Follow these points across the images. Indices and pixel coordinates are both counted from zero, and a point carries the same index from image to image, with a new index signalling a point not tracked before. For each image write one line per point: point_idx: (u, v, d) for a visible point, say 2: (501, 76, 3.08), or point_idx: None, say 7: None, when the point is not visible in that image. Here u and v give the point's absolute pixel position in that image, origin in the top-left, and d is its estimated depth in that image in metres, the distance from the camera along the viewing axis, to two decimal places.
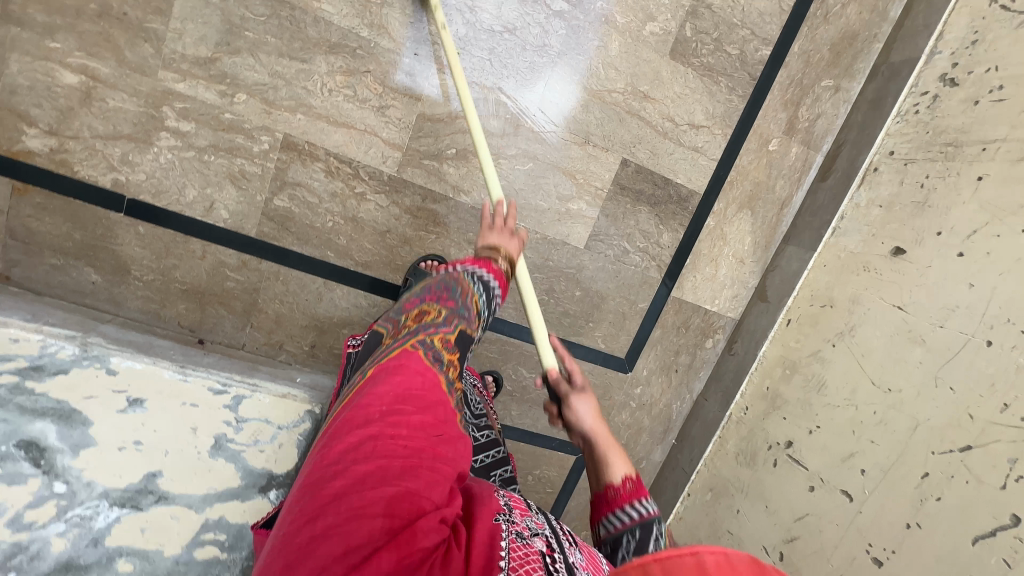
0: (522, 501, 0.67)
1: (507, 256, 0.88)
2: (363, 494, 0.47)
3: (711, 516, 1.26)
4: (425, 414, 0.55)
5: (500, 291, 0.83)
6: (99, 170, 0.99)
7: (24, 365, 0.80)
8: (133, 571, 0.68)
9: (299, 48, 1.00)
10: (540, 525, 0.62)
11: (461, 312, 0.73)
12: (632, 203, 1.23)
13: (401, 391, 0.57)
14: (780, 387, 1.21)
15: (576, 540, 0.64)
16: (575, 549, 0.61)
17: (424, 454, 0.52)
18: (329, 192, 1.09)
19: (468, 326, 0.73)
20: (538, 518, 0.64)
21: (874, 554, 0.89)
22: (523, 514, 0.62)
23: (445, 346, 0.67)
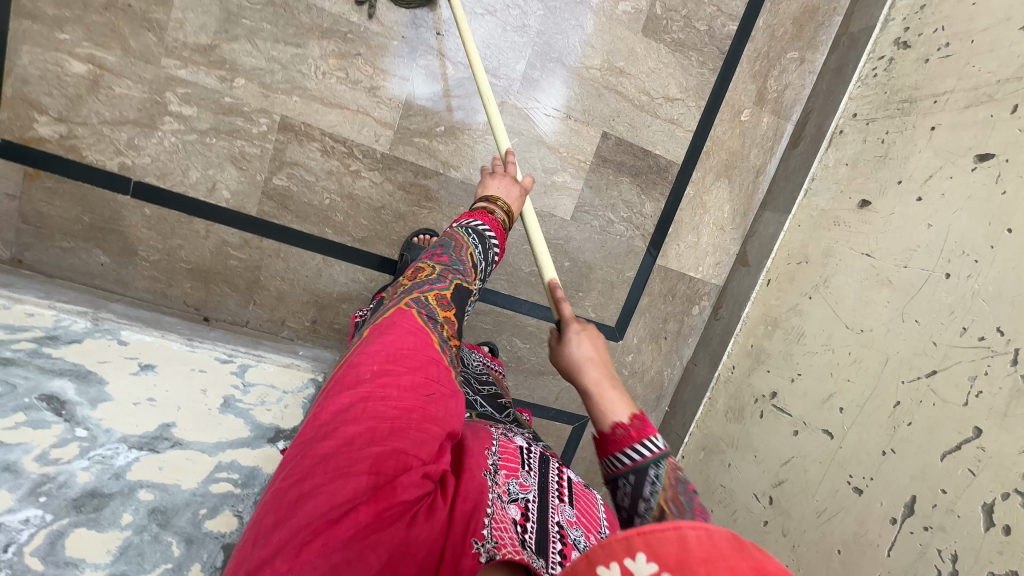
0: (516, 454, 0.61)
1: (505, 208, 0.86)
2: (350, 454, 0.44)
3: (705, 474, 1.30)
4: (415, 375, 0.52)
5: (497, 237, 0.81)
6: (107, 155, 1.05)
7: (41, 334, 0.86)
8: (155, 501, 0.70)
9: (294, 34, 1.07)
10: (524, 489, 0.57)
11: (455, 266, 0.70)
12: (614, 174, 1.30)
13: (393, 351, 0.53)
14: (763, 343, 1.26)
15: (567, 497, 0.60)
16: (566, 503, 0.59)
17: (414, 415, 0.49)
18: (326, 171, 1.15)
19: (464, 279, 0.70)
20: (527, 478, 0.59)
21: (855, 484, 0.94)
22: (509, 475, 0.57)
23: (440, 303, 0.64)
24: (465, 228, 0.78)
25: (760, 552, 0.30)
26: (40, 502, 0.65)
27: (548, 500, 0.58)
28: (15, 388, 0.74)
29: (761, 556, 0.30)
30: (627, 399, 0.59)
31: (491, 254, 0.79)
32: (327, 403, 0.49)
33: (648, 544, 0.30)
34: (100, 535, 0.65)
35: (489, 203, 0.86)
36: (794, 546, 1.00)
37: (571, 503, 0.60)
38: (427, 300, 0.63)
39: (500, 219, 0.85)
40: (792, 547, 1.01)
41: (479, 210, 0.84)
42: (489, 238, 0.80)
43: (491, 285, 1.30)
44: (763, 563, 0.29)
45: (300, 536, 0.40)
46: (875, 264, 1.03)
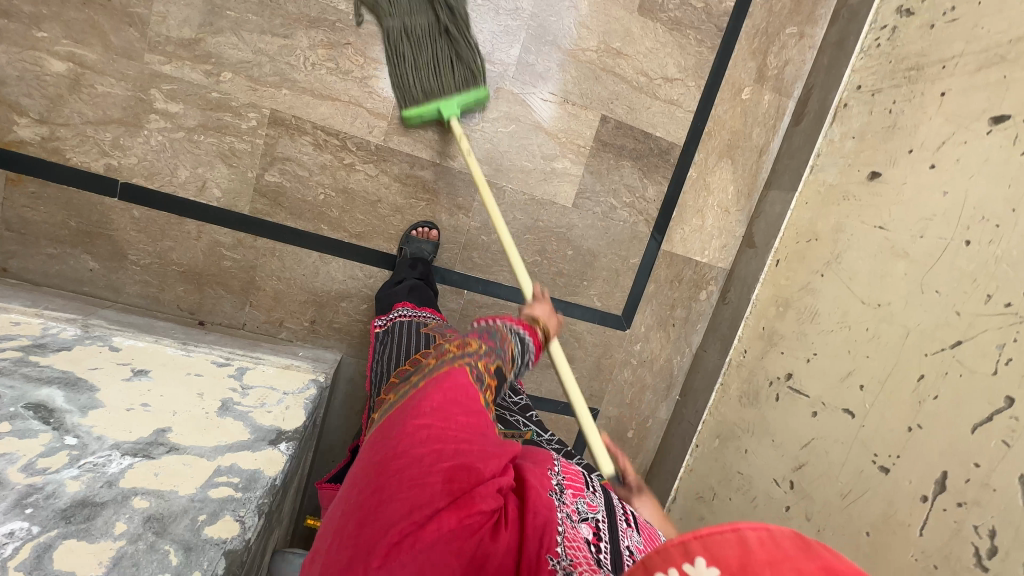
0: (578, 476, 0.60)
1: (544, 328, 0.73)
2: (423, 462, 0.45)
3: (721, 462, 1.28)
4: (474, 405, 0.53)
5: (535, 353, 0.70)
6: (91, 156, 1.02)
7: (27, 343, 0.86)
8: (150, 508, 0.62)
9: (280, 25, 1.03)
10: (593, 509, 0.56)
11: (501, 350, 0.64)
12: (615, 159, 1.27)
13: (453, 383, 0.54)
14: (775, 325, 1.23)
15: (636, 524, 0.58)
16: (634, 531, 0.57)
17: (476, 433, 0.50)
18: (319, 165, 1.12)
19: (504, 366, 0.63)
20: (593, 500, 0.57)
21: (880, 463, 0.90)
22: (577, 494, 0.56)
23: (487, 375, 0.60)
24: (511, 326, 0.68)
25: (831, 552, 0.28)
26: (25, 514, 0.57)
27: (616, 523, 0.55)
28: (0, 399, 0.72)
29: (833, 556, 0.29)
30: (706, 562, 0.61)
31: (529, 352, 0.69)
32: (394, 421, 0.50)
33: (705, 548, 0.30)
34: (91, 547, 0.56)
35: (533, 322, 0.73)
36: (820, 530, 0.97)
37: (640, 531, 0.57)
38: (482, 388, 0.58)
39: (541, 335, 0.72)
40: (818, 531, 0.98)
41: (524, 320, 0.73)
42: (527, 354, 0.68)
43: (492, 276, 1.27)
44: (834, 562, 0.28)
45: (386, 540, 0.40)
46: (890, 237, 1.00)
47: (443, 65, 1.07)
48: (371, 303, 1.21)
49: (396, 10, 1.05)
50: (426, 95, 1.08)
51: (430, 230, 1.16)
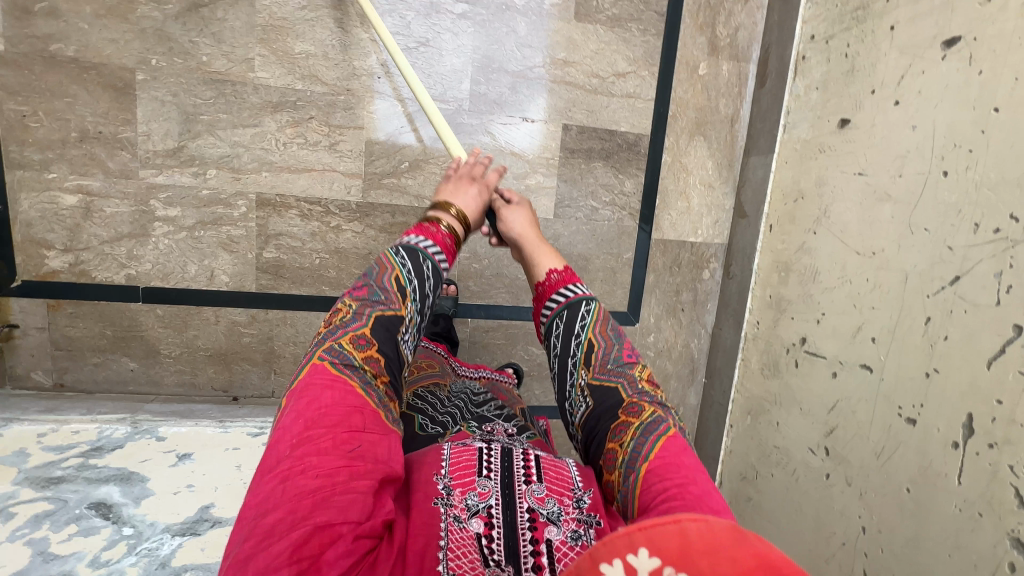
0: (471, 461, 0.62)
1: (458, 214, 0.89)
2: (275, 543, 0.46)
3: (756, 438, 1.25)
4: (334, 441, 0.54)
5: (446, 256, 0.83)
6: (113, 271, 1.13)
7: (87, 448, 0.97)
8: None
9: (248, 116, 1.13)
10: (484, 496, 0.58)
11: (375, 298, 0.72)
12: (586, 162, 1.29)
13: (310, 424, 0.55)
14: (780, 291, 1.20)
15: (534, 475, 0.60)
16: (535, 483, 0.59)
17: (337, 479, 0.52)
18: (309, 233, 1.20)
19: (386, 310, 0.71)
20: (486, 483, 0.59)
21: (906, 415, 0.87)
22: (465, 489, 0.58)
23: (356, 346, 0.66)
24: (394, 251, 0.78)
25: (754, 539, 0.32)
26: None
27: (512, 493, 0.58)
28: (67, 503, 0.81)
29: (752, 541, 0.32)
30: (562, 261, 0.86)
31: (427, 274, 0.78)
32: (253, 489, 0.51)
33: (649, 540, 0.31)
34: None
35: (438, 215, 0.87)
36: (862, 494, 0.94)
37: (539, 479, 0.60)
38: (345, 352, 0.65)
39: (450, 237, 0.86)
40: (860, 495, 0.95)
41: (428, 223, 0.86)
42: (438, 261, 0.81)
43: (492, 299, 1.31)
44: (763, 551, 0.31)
45: None
46: (870, 182, 0.97)
47: None
48: None
49: None
50: None
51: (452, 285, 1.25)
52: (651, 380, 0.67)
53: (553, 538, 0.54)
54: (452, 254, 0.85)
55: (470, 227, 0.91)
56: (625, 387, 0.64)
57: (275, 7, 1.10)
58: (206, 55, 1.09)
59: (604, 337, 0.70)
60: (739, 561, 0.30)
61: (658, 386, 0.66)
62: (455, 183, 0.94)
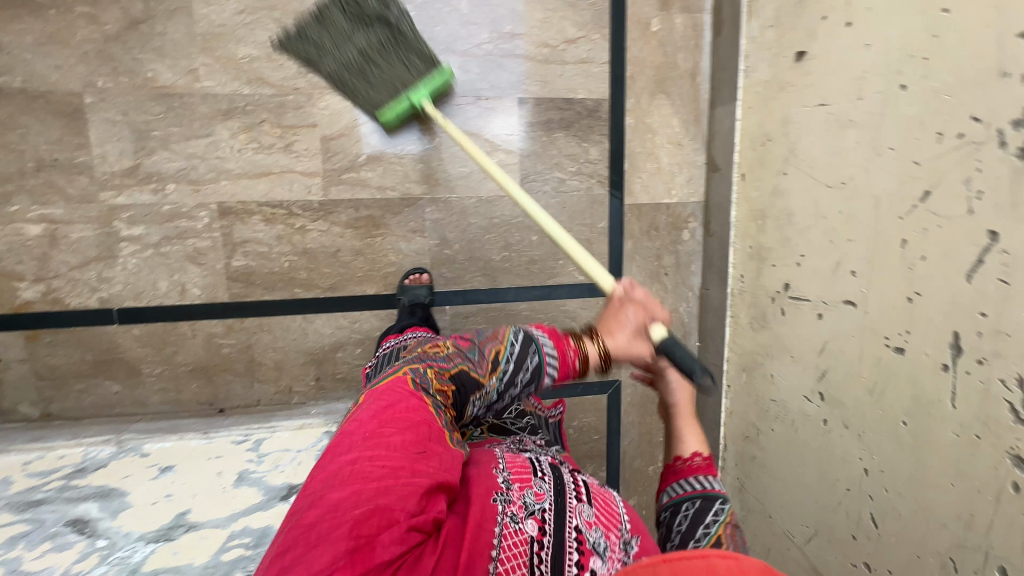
0: (525, 468, 0.73)
1: (603, 348, 0.80)
2: (338, 514, 0.54)
3: (753, 395, 1.21)
4: (403, 436, 0.63)
5: (559, 368, 0.78)
6: (85, 295, 1.14)
7: (71, 470, 0.98)
8: None
9: (200, 126, 1.13)
10: (539, 498, 0.67)
11: (469, 356, 0.78)
12: (547, 134, 1.27)
13: (385, 419, 0.65)
14: (759, 240, 1.16)
15: (585, 497, 0.70)
16: (586, 504, 0.69)
17: (402, 471, 0.60)
18: (275, 237, 1.19)
19: (473, 368, 0.77)
20: (540, 489, 0.69)
21: (894, 345, 0.82)
22: (523, 487, 0.68)
23: (438, 379, 0.75)
24: (512, 330, 0.80)
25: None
26: None
27: (564, 502, 0.68)
28: (44, 522, 0.81)
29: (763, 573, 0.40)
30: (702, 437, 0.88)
31: (528, 367, 0.77)
32: (323, 469, 0.60)
33: (672, 570, 0.39)
34: None
35: (585, 335, 0.81)
36: (861, 435, 0.90)
37: (591, 505, 0.70)
38: (430, 379, 0.74)
39: (584, 357, 0.79)
40: (859, 437, 0.90)
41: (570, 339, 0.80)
42: (545, 357, 0.77)
43: (468, 284, 1.29)
44: None
45: None
46: (832, 111, 0.93)
47: (369, 46, 1.11)
48: (364, 346, 1.26)
49: (340, 53, 1.10)
50: (346, 66, 1.11)
51: (422, 273, 1.23)
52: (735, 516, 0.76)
53: (597, 564, 0.61)
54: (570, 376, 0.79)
55: (610, 362, 0.81)
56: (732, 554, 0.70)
57: (213, 15, 1.10)
58: (150, 70, 1.09)
59: (732, 540, 0.72)
60: None
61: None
62: (621, 306, 0.83)
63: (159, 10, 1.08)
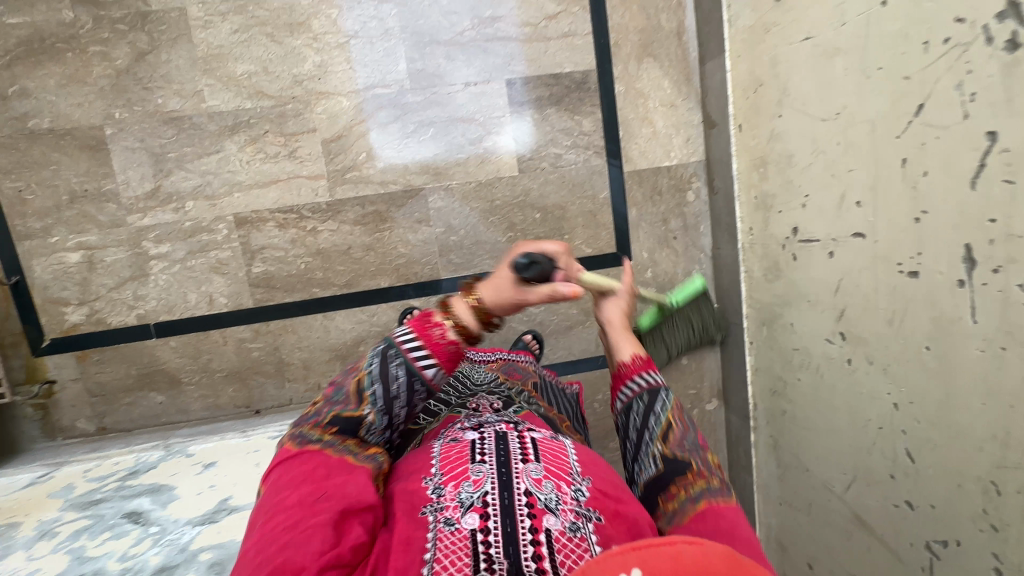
0: (464, 452, 0.63)
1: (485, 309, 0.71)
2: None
3: (776, 348, 1.19)
4: (301, 487, 0.59)
5: (433, 361, 0.67)
6: (124, 313, 1.23)
7: (125, 472, 1.05)
8: (212, 558, 0.76)
9: (210, 143, 1.20)
10: (478, 485, 0.57)
11: (335, 399, 0.67)
12: (538, 111, 1.28)
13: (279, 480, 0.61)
14: (763, 188, 1.14)
15: (532, 458, 0.62)
16: (534, 463, 0.61)
17: (304, 516, 0.55)
18: (289, 241, 1.25)
19: (343, 408, 0.67)
20: (479, 470, 0.59)
21: (907, 270, 0.80)
22: (458, 482, 0.59)
23: (314, 427, 0.66)
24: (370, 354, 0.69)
25: (747, 565, 0.37)
26: None
27: (508, 474, 0.58)
28: (103, 516, 0.88)
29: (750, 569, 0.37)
30: (637, 342, 0.82)
31: (398, 377, 0.66)
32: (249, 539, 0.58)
33: (642, 560, 0.35)
34: None
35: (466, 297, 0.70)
36: (886, 369, 0.87)
37: (538, 461, 0.61)
38: (313, 424, 0.66)
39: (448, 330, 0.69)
40: (885, 371, 0.87)
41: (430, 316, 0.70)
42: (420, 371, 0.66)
43: (477, 268, 1.31)
44: None
45: None
46: (817, 42, 0.91)
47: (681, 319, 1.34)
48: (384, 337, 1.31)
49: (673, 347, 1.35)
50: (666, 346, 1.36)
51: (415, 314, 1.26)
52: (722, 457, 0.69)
53: (552, 527, 0.53)
54: (450, 357, 0.68)
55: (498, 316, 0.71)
56: (699, 460, 0.66)
57: (211, 38, 1.17)
58: (160, 97, 1.17)
59: (682, 421, 0.72)
60: None
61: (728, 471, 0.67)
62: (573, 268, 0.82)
63: (163, 40, 1.16)
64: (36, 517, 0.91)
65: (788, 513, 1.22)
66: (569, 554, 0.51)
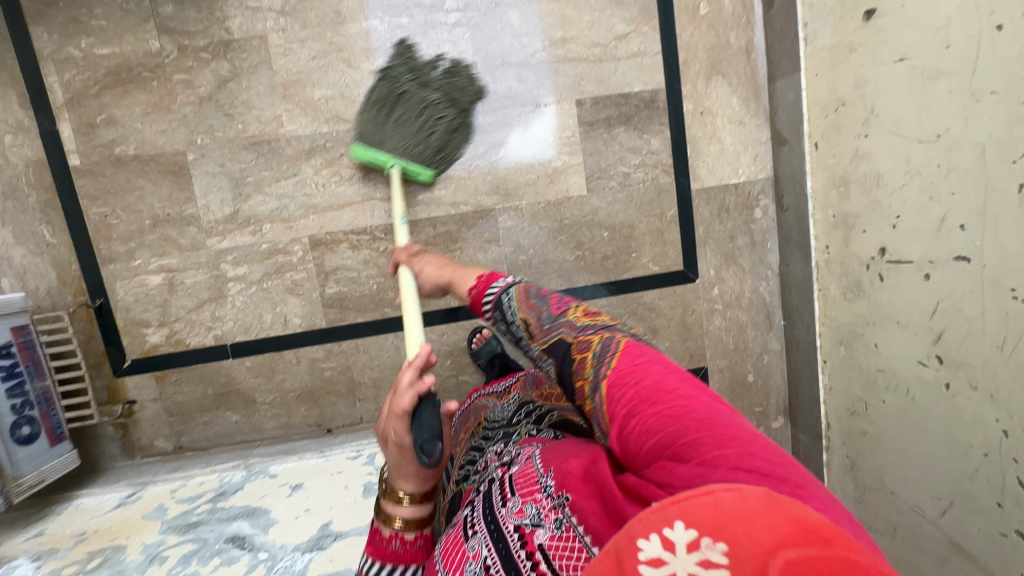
0: (458, 538, 0.67)
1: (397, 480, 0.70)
2: None
3: (855, 368, 1.17)
4: None
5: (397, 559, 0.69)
6: (202, 334, 1.25)
7: (213, 493, 1.07)
8: None
9: (287, 167, 1.22)
10: (477, 556, 0.61)
11: None
12: (607, 131, 1.29)
13: None
14: (843, 207, 1.13)
15: (508, 493, 0.65)
16: (511, 498, 0.64)
17: None
18: (362, 262, 1.26)
19: None
20: (472, 545, 0.63)
21: (1022, 296, 0.78)
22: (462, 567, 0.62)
23: None
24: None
25: (791, 505, 0.32)
26: None
27: (497, 526, 0.62)
28: (208, 540, 0.90)
29: (795, 508, 0.33)
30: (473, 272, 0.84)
31: None
32: None
33: (683, 512, 0.33)
34: None
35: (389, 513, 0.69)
36: (995, 396, 0.85)
37: (513, 493, 0.64)
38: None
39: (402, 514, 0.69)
40: (992, 397, 0.86)
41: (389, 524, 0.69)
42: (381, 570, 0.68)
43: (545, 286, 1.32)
44: (799, 514, 0.32)
45: None
46: (914, 64, 0.91)
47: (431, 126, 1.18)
48: (453, 356, 1.31)
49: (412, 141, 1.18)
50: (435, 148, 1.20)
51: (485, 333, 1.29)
52: (589, 311, 0.67)
53: (543, 540, 0.55)
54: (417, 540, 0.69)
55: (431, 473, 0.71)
56: (568, 333, 0.64)
57: (290, 64, 1.19)
58: (240, 123, 1.20)
59: (532, 308, 0.69)
60: (774, 525, 0.31)
61: (597, 313, 0.66)
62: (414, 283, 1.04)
63: (244, 67, 1.18)
64: (139, 540, 0.94)
65: None
66: (564, 556, 0.52)
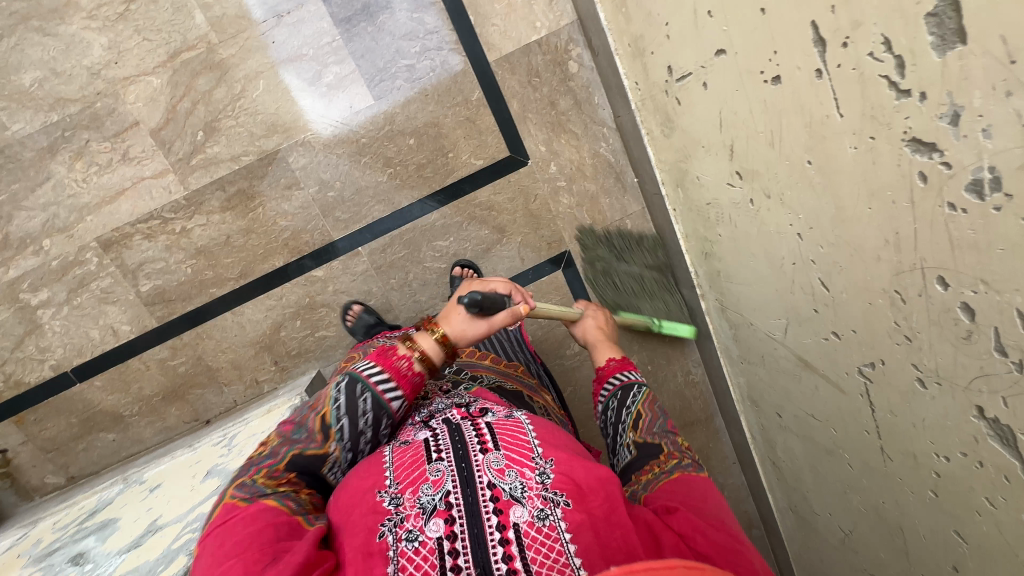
0: (419, 457, 0.64)
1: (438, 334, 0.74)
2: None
3: (694, 209, 1.08)
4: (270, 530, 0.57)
5: (401, 389, 0.69)
6: (38, 369, 1.20)
7: (84, 514, 1.07)
8: None
9: (36, 172, 1.10)
10: (438, 487, 0.59)
11: (294, 438, 0.67)
12: (370, 22, 1.12)
13: (248, 535, 0.56)
14: (632, 32, 0.98)
15: (490, 444, 0.64)
16: (495, 449, 0.63)
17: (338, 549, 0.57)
18: (164, 249, 1.17)
19: (307, 447, 0.67)
20: (437, 472, 0.61)
21: (769, 77, 0.67)
22: (416, 489, 0.60)
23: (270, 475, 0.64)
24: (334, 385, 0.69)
25: None
26: None
27: (469, 470, 0.60)
28: (53, 562, 0.90)
29: None
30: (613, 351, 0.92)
31: (364, 411, 0.67)
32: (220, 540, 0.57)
33: None
34: None
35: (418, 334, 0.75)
36: (783, 199, 0.76)
37: (497, 448, 0.63)
38: (261, 482, 0.63)
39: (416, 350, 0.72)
40: (782, 202, 0.76)
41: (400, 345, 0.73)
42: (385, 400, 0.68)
43: (367, 216, 1.21)
44: None
45: None
46: None
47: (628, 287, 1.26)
48: (300, 316, 1.24)
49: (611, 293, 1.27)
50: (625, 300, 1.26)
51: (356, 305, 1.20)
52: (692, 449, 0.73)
53: (520, 521, 0.55)
54: (413, 385, 0.71)
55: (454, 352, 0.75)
56: (669, 444, 0.71)
57: None
58: None
59: (652, 409, 0.76)
60: None
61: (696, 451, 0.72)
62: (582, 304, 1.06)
63: None
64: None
65: (750, 370, 1.17)
66: (540, 548, 0.53)
